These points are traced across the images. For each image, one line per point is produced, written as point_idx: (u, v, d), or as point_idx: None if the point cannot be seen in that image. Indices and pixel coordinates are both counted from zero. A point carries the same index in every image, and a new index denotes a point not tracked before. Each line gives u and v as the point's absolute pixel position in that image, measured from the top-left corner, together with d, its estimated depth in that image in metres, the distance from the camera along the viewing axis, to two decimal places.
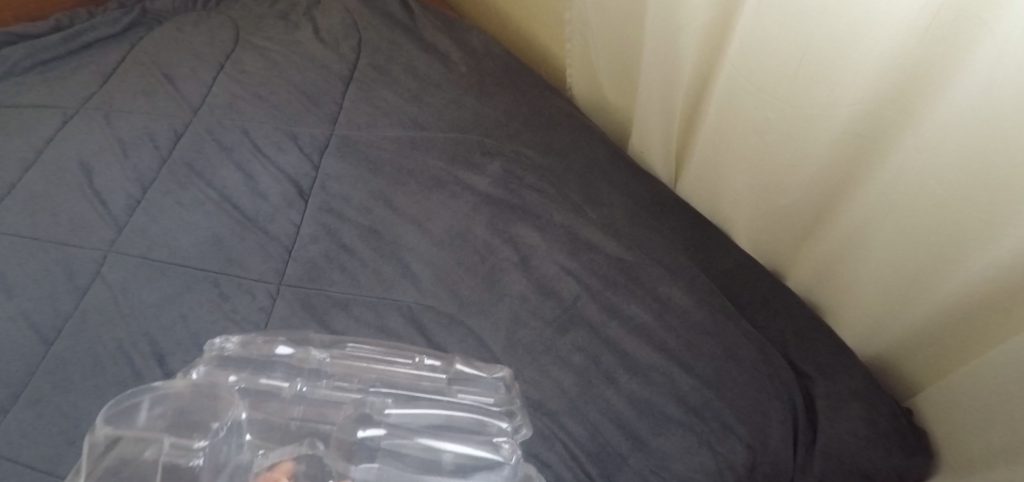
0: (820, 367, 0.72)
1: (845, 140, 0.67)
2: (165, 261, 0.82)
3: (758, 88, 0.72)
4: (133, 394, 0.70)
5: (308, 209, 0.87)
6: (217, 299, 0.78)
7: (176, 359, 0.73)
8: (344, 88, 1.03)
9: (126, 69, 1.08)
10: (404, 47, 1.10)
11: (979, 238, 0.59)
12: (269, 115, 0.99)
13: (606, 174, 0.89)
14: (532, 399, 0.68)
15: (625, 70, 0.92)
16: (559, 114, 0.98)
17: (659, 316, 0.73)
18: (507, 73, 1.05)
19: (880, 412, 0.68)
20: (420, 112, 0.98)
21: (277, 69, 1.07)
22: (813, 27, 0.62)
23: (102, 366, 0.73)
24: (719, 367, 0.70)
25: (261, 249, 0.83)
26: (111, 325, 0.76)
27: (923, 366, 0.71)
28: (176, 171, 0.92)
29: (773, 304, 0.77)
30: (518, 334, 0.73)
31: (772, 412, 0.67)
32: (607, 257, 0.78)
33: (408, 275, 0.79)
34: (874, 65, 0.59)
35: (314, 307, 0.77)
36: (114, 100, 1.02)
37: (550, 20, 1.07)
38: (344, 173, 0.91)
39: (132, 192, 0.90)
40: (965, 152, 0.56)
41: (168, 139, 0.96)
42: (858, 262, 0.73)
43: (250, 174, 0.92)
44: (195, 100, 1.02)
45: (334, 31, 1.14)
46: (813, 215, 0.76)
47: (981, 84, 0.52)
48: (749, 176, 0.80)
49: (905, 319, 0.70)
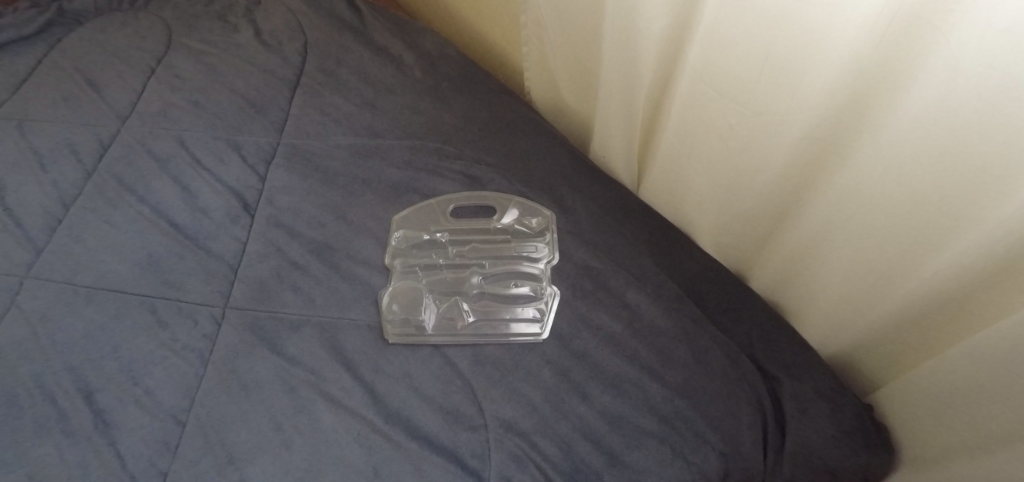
0: (786, 368, 0.71)
1: (803, 145, 0.65)
2: (93, 287, 0.75)
3: (715, 92, 0.69)
4: (57, 437, 0.64)
5: (254, 224, 0.81)
6: (154, 327, 0.72)
7: (108, 396, 0.67)
8: (290, 94, 0.97)
9: (43, 74, 0.99)
10: (353, 50, 1.05)
11: (940, 243, 0.57)
12: (208, 124, 0.93)
13: (568, 179, 0.87)
14: (501, 419, 0.65)
15: (584, 74, 0.90)
16: (518, 119, 0.95)
17: (629, 325, 0.72)
18: (463, 76, 1.02)
19: (843, 411, 0.68)
20: (373, 119, 0.94)
21: (216, 74, 1.00)
22: (766, 33, 0.59)
23: (20, 409, 0.66)
24: (689, 374, 0.68)
25: (203, 270, 0.77)
26: (29, 362, 0.69)
27: (885, 364, 0.70)
28: (103, 185, 0.85)
29: (739, 306, 0.76)
30: (485, 351, 0.70)
31: (742, 418, 0.66)
32: (574, 267, 0.77)
33: (367, 293, 0.75)
34: (833, 72, 0.57)
35: (264, 331, 0.71)
36: (29, 109, 0.93)
37: (506, 22, 1.05)
38: (293, 185, 0.85)
39: (52, 210, 0.82)
40: (922, 160, 0.55)
41: (93, 150, 0.88)
42: (820, 267, 0.72)
43: (188, 188, 0.85)
44: (122, 107, 0.94)
45: (278, 33, 1.08)
46: (775, 217, 0.74)
47: (938, 94, 0.50)
48: (710, 178, 0.78)
49: (866, 322, 0.69)
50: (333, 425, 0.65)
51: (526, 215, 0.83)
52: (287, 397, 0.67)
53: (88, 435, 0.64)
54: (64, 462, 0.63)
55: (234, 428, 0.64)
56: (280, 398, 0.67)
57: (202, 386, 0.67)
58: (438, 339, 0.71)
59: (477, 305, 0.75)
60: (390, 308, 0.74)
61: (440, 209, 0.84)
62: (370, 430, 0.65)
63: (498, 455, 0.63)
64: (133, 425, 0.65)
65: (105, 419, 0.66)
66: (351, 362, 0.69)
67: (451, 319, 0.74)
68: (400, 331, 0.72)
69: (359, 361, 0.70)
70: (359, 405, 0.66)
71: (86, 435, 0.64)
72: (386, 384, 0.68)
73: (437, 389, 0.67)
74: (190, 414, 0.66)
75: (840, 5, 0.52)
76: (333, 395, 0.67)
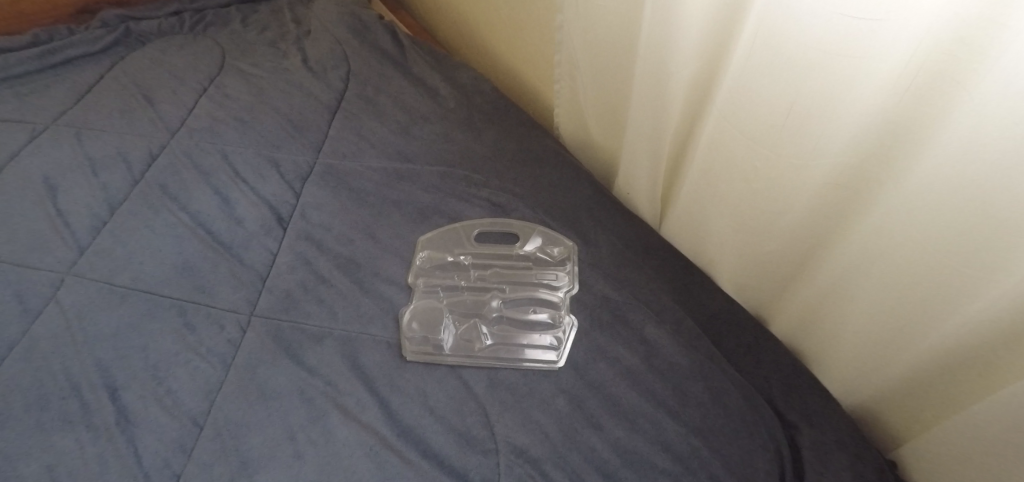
0: (806, 416, 0.69)
1: (826, 190, 0.65)
2: (129, 287, 0.78)
3: (741, 136, 0.70)
4: (79, 431, 0.66)
5: (286, 237, 0.84)
6: (182, 329, 0.74)
7: (131, 393, 0.69)
8: (330, 117, 1.02)
9: (103, 87, 1.05)
10: (393, 79, 1.10)
11: (963, 296, 0.57)
12: (251, 141, 0.97)
13: (592, 212, 0.88)
14: (513, 445, 0.65)
15: (614, 113, 0.92)
16: (546, 151, 0.97)
17: (646, 359, 0.71)
18: (495, 108, 1.05)
19: (865, 465, 0.65)
20: (406, 144, 0.97)
21: (262, 95, 1.05)
22: (792, 81, 0.61)
23: (47, 400, 0.68)
24: (705, 414, 0.67)
25: (233, 278, 0.79)
26: (61, 355, 0.72)
27: (905, 418, 0.68)
28: (149, 192, 0.89)
29: (757, 349, 0.75)
30: (500, 375, 0.71)
31: (759, 462, 0.64)
32: (594, 298, 0.77)
33: (389, 310, 0.77)
34: (859, 120, 0.58)
35: (286, 341, 0.73)
36: (88, 118, 0.99)
37: (540, 60, 1.09)
38: (325, 202, 0.88)
39: (98, 213, 0.86)
40: (945, 209, 0.55)
41: (141, 160, 0.93)
42: (840, 314, 0.71)
43: (227, 199, 0.89)
44: (173, 121, 0.99)
45: (323, 61, 1.14)
46: (797, 262, 0.74)
47: (963, 144, 0.51)
48: (734, 220, 0.78)
49: (887, 373, 0.68)
50: (347, 438, 0.65)
51: (548, 244, 0.84)
52: (304, 407, 0.68)
53: (108, 430, 0.66)
54: (82, 456, 0.64)
55: (250, 435, 0.66)
56: (298, 408, 0.68)
57: (223, 391, 0.69)
58: (454, 360, 0.72)
59: (495, 329, 0.76)
60: (410, 326, 0.75)
61: (464, 233, 0.86)
62: (382, 445, 0.65)
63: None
64: (153, 424, 0.67)
65: (127, 416, 0.67)
66: (368, 378, 0.70)
67: (469, 341, 0.74)
68: (418, 349, 0.73)
69: (376, 376, 0.70)
70: (373, 420, 0.67)
71: (107, 430, 0.66)
72: (401, 401, 0.69)
73: (452, 410, 0.68)
74: (208, 417, 0.67)
75: (867, 56, 0.53)
76: (349, 409, 0.68)
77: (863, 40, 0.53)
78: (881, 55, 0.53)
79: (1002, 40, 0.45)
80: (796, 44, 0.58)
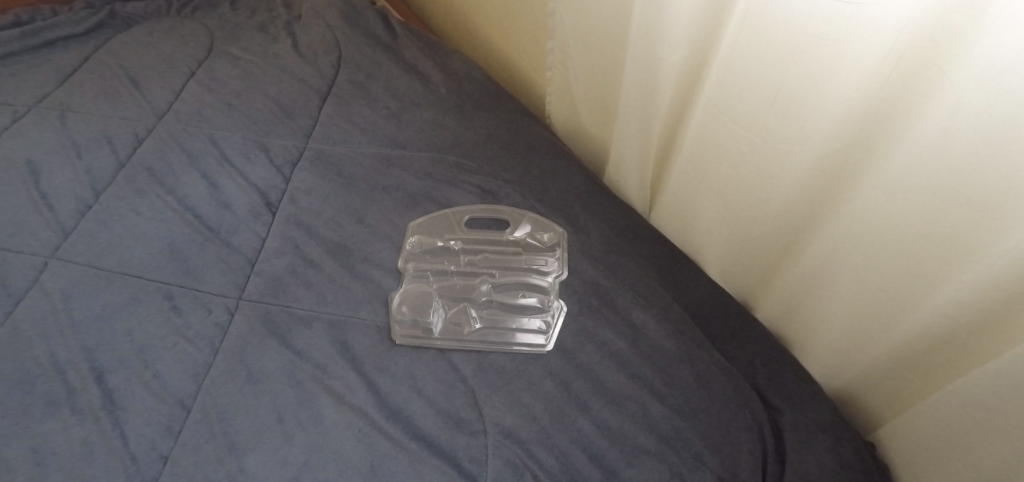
0: (789, 399, 0.70)
1: (809, 177, 0.66)
2: (115, 270, 0.78)
3: (728, 124, 0.71)
4: (64, 413, 0.66)
5: (275, 221, 0.84)
6: (169, 312, 0.74)
7: (116, 376, 0.69)
8: (320, 102, 1.01)
9: (87, 70, 1.04)
10: (384, 65, 1.09)
11: (940, 279, 0.58)
12: (240, 125, 0.96)
13: (582, 198, 0.89)
14: (501, 426, 0.65)
15: (604, 102, 0.93)
16: (537, 137, 0.98)
17: (634, 343, 0.72)
18: (486, 95, 1.05)
19: (845, 446, 0.66)
20: (397, 130, 0.97)
21: (251, 79, 1.04)
22: (778, 69, 0.62)
23: (31, 382, 0.68)
24: (691, 397, 0.68)
25: (222, 262, 0.79)
26: (46, 338, 0.71)
27: (884, 400, 0.70)
28: (135, 175, 0.88)
29: (743, 334, 0.76)
30: (489, 358, 0.71)
31: (742, 443, 0.66)
32: (583, 283, 0.78)
33: (379, 295, 0.77)
34: (841, 108, 0.59)
35: (274, 324, 0.73)
36: (72, 101, 0.98)
37: (532, 48, 1.09)
38: (315, 187, 0.88)
39: (84, 196, 0.85)
40: (921, 193, 0.56)
41: (128, 143, 0.92)
42: (822, 300, 0.73)
43: (215, 183, 0.88)
44: (160, 104, 0.98)
45: (313, 47, 1.13)
46: (781, 248, 0.76)
47: (940, 131, 0.52)
48: (721, 206, 0.80)
49: (866, 356, 0.69)
50: (335, 419, 0.66)
51: (538, 230, 0.85)
52: (292, 390, 0.68)
53: (94, 414, 0.66)
54: (67, 438, 0.64)
55: (239, 416, 0.66)
56: (287, 391, 0.68)
57: (210, 374, 0.69)
58: (444, 343, 0.72)
59: (484, 312, 0.77)
60: (400, 309, 0.75)
61: (455, 218, 0.86)
62: (370, 427, 0.65)
63: (495, 463, 0.63)
64: (139, 407, 0.66)
65: (113, 398, 0.67)
66: (357, 361, 0.70)
67: (458, 325, 0.75)
68: (407, 332, 0.73)
69: (365, 359, 0.71)
70: (363, 402, 0.67)
71: (92, 413, 0.66)
72: (390, 384, 0.69)
73: (440, 392, 0.68)
74: (196, 400, 0.67)
75: (852, 45, 0.54)
76: (338, 391, 0.68)
77: (849, 28, 0.54)
78: (864, 43, 0.54)
79: (981, 28, 0.46)
80: (782, 31, 0.59)
